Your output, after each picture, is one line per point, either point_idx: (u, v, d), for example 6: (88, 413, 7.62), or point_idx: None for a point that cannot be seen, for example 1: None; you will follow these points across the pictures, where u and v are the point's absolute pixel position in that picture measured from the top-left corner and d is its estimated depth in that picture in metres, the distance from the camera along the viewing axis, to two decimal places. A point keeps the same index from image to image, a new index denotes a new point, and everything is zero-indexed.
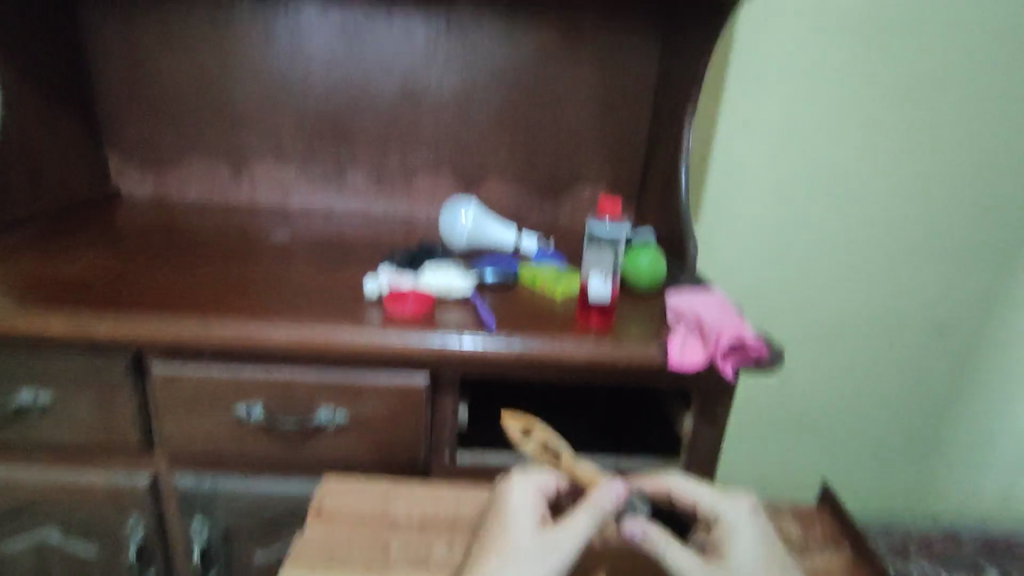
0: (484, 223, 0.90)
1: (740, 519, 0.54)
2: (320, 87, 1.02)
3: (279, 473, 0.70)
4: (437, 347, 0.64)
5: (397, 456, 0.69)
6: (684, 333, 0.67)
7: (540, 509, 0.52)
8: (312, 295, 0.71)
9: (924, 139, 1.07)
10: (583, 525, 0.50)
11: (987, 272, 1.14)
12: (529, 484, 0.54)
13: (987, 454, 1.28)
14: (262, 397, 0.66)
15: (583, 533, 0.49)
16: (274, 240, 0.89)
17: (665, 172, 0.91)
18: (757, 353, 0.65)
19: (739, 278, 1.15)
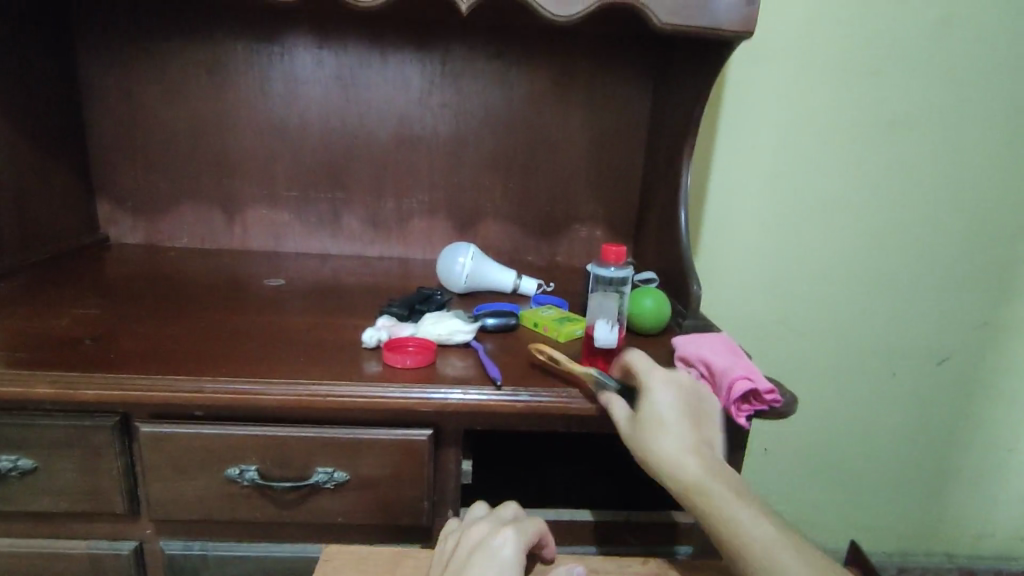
0: (484, 264, 0.86)
1: (666, 388, 0.54)
2: (315, 132, 1.02)
3: (270, 539, 0.64)
4: (440, 402, 0.59)
5: (398, 518, 0.63)
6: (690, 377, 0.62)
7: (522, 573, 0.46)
8: (310, 347, 0.67)
9: (922, 175, 1.06)
10: None
11: (991, 303, 1.13)
12: (512, 537, 0.47)
13: (995, 487, 1.25)
14: (256, 458, 0.60)
15: None
16: (266, 288, 0.88)
17: (665, 209, 0.89)
18: (771, 399, 0.59)
19: (743, 314, 1.13)
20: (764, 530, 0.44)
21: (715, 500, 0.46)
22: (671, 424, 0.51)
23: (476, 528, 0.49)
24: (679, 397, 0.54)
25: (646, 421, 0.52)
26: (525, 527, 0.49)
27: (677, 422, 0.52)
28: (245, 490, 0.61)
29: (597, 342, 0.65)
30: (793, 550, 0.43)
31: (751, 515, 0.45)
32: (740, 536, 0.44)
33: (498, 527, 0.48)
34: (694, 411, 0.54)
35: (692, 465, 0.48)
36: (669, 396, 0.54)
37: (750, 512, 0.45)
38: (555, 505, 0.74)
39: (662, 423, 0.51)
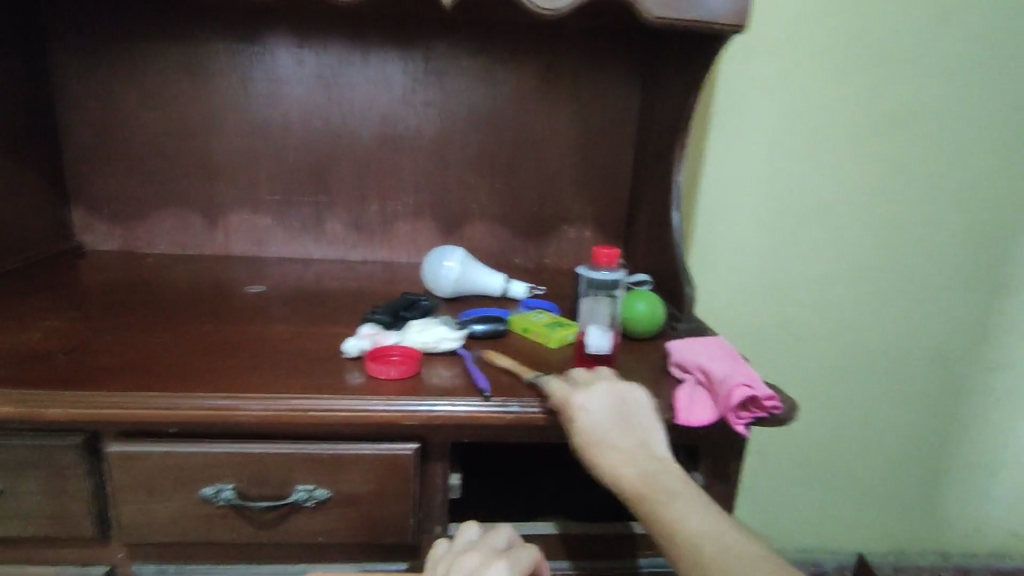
0: (472, 267, 0.84)
1: (583, 409, 0.53)
2: (296, 134, 0.99)
3: (249, 560, 0.61)
4: (425, 414, 0.56)
5: (384, 536, 0.60)
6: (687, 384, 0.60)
7: None
8: (289, 357, 0.64)
9: (916, 171, 1.04)
10: None
11: (987, 300, 1.11)
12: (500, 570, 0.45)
13: (992, 485, 1.24)
14: (232, 477, 0.57)
15: None
16: (246, 295, 0.84)
17: (657, 208, 0.87)
18: (771, 406, 0.57)
19: (737, 314, 1.11)
20: (700, 525, 0.44)
21: (653, 504, 0.46)
22: (609, 434, 0.51)
23: (464, 560, 0.46)
24: (610, 402, 0.53)
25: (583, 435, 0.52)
26: (516, 556, 0.47)
27: (605, 438, 0.51)
28: (221, 511, 0.58)
29: (590, 349, 0.62)
30: (728, 540, 0.43)
31: (689, 513, 0.45)
32: (678, 537, 0.44)
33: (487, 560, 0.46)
34: (620, 415, 0.53)
35: (630, 473, 0.48)
36: (601, 405, 0.53)
37: (687, 510, 0.45)
38: (547, 519, 0.71)
39: (599, 433, 0.51)
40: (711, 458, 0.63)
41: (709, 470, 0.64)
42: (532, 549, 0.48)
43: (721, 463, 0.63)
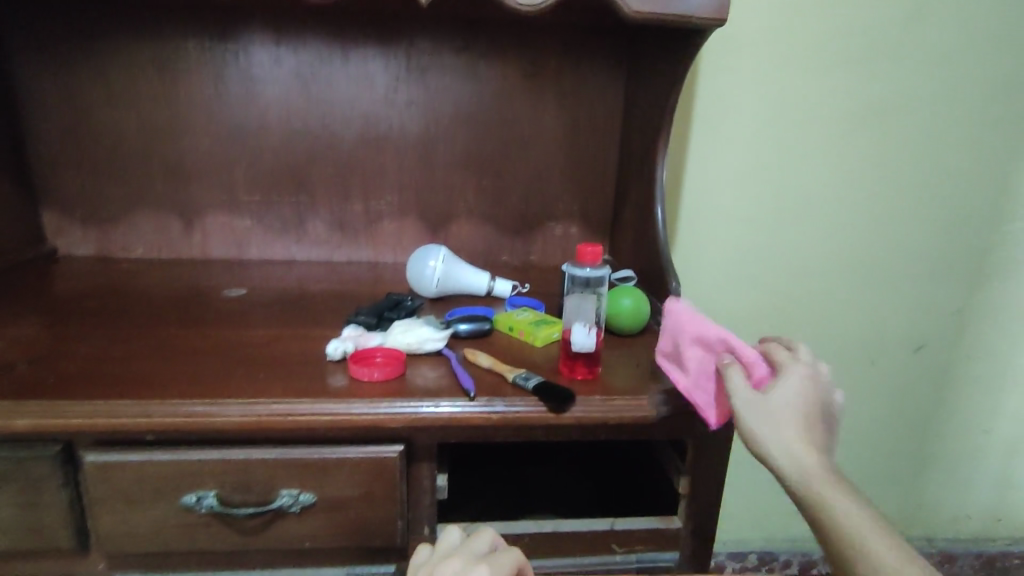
0: (456, 266, 0.83)
1: (796, 383, 0.49)
2: (277, 134, 0.97)
3: (234, 567, 0.60)
4: (410, 415, 0.56)
5: (371, 539, 0.59)
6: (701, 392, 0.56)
7: None
8: (270, 361, 0.63)
9: (897, 163, 1.05)
10: None
11: (966, 289, 1.13)
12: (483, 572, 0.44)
13: (974, 471, 1.27)
14: (215, 484, 0.56)
15: None
16: (226, 298, 0.83)
17: (641, 204, 0.87)
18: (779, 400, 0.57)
19: (722, 308, 1.11)
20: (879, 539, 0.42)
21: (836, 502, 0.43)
22: (800, 420, 0.48)
23: (447, 564, 0.46)
24: (812, 387, 0.50)
25: (765, 416, 0.48)
26: (500, 561, 0.46)
27: (800, 415, 0.48)
28: (204, 519, 0.57)
29: (574, 346, 0.61)
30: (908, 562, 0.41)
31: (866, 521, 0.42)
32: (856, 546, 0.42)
33: (470, 563, 0.45)
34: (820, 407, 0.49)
35: (814, 466, 0.45)
36: (800, 386, 0.49)
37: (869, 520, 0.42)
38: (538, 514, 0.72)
39: (786, 417, 0.48)
40: (699, 454, 0.63)
41: (696, 465, 0.64)
42: (517, 553, 0.48)
43: (709, 458, 0.63)
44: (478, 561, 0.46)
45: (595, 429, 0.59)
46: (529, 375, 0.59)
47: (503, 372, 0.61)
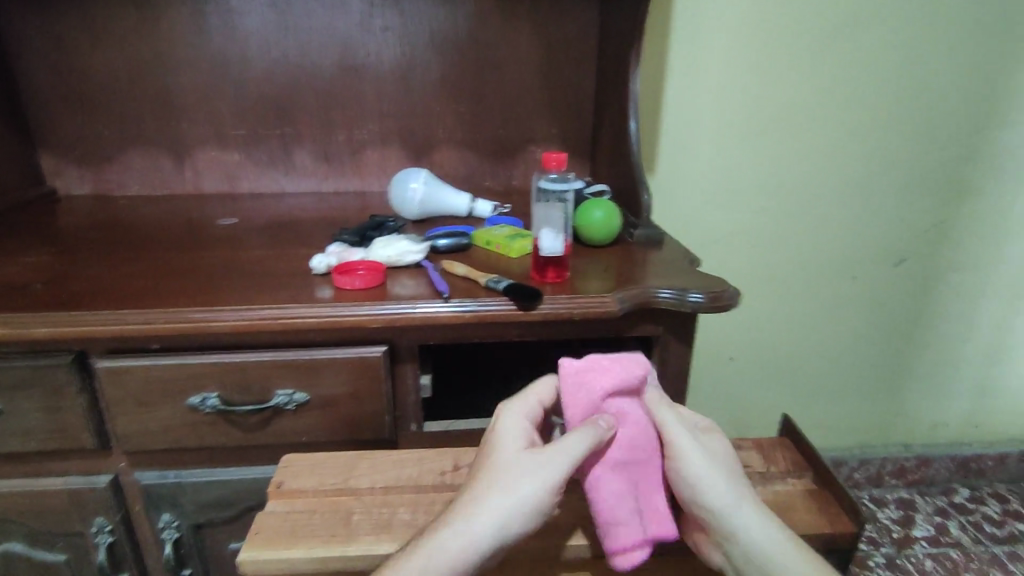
0: (437, 189, 0.86)
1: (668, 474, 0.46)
2: (259, 65, 0.98)
3: (241, 462, 0.66)
4: (389, 316, 0.60)
5: (362, 432, 0.65)
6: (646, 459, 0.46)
7: (528, 435, 0.44)
8: (261, 277, 0.68)
9: (880, 72, 1.05)
10: (575, 444, 0.42)
11: (946, 197, 1.14)
12: (517, 415, 0.46)
13: (951, 377, 1.31)
14: (217, 385, 0.62)
15: (575, 454, 0.42)
16: (218, 227, 0.87)
17: (617, 120, 0.88)
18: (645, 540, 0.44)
19: (704, 226, 1.14)
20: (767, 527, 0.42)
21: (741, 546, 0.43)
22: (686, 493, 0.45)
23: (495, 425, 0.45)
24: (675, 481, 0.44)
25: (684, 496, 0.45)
26: (528, 399, 0.47)
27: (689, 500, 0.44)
28: (209, 418, 0.63)
29: (543, 252, 0.65)
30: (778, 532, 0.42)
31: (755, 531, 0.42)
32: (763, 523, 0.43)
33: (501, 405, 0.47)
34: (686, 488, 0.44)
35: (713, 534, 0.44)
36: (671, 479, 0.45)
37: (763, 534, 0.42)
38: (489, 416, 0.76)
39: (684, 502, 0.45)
40: (662, 348, 0.68)
41: (660, 358, 0.68)
42: (543, 392, 0.48)
43: (673, 352, 0.68)
44: (511, 403, 0.47)
45: (563, 327, 0.64)
46: (501, 279, 0.63)
47: (477, 277, 0.65)
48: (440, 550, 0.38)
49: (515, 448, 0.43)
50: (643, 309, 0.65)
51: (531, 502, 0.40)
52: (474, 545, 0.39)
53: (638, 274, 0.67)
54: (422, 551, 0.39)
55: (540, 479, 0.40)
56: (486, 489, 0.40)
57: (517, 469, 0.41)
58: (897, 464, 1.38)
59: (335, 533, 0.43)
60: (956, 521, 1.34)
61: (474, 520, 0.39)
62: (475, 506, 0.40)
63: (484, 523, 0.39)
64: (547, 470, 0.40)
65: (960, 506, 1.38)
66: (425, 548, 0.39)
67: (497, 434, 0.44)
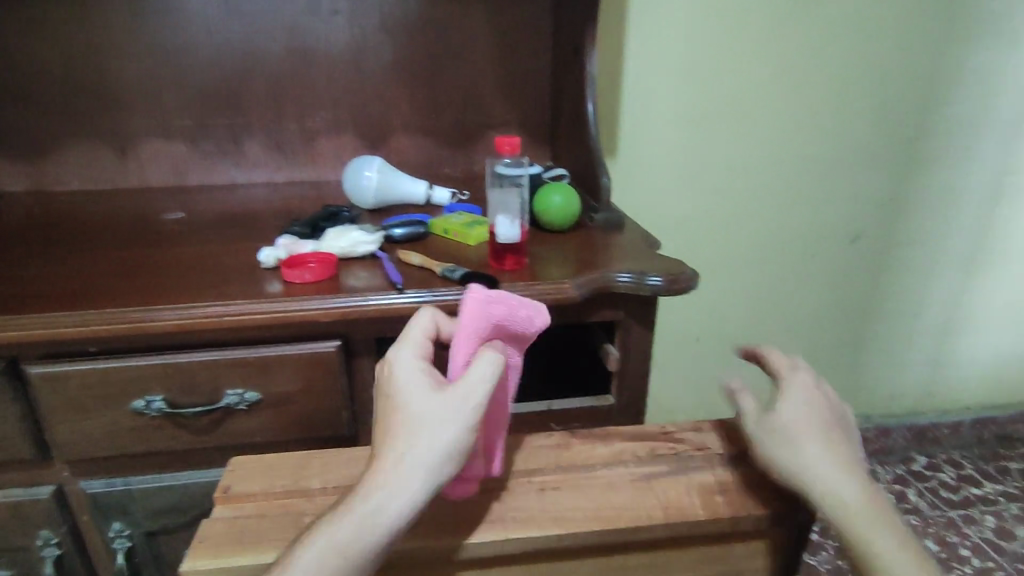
0: (393, 177, 0.83)
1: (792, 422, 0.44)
2: (203, 52, 0.94)
3: (193, 465, 0.64)
4: (341, 310, 0.59)
5: (319, 429, 0.63)
6: (509, 404, 0.46)
7: (430, 373, 0.41)
8: (207, 272, 0.65)
9: (834, 52, 1.06)
10: (487, 374, 0.40)
11: (900, 174, 1.17)
12: (411, 354, 0.42)
13: (907, 350, 1.35)
14: (162, 388, 0.59)
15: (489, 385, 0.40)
16: (165, 223, 0.83)
17: (574, 102, 0.87)
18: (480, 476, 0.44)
19: (667, 209, 1.14)
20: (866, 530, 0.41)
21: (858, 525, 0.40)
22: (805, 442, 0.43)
23: (390, 367, 0.42)
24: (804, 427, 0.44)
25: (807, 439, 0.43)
26: (414, 335, 0.44)
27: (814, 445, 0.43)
28: (156, 422, 0.60)
29: (500, 239, 0.64)
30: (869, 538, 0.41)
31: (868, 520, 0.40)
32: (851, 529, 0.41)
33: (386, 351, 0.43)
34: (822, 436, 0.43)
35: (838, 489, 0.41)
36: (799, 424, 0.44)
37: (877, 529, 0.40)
38: None
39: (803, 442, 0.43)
40: (624, 332, 0.67)
41: (622, 343, 0.68)
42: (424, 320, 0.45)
43: (635, 336, 0.67)
44: (397, 345, 0.43)
45: None
46: (456, 267, 0.62)
47: (432, 266, 0.63)
48: (377, 514, 0.37)
49: (419, 392, 0.40)
50: (603, 294, 0.64)
51: (458, 444, 0.38)
52: (414, 500, 0.37)
53: (598, 260, 0.66)
54: (359, 520, 0.37)
55: (458, 419, 0.39)
56: (407, 444, 0.38)
57: (436, 415, 0.39)
58: (859, 436, 1.41)
59: (285, 536, 0.42)
60: (915, 488, 1.38)
61: (405, 480, 0.37)
62: (402, 463, 0.38)
63: (418, 478, 0.37)
64: (467, 412, 0.39)
65: (917, 474, 1.43)
66: (359, 517, 0.37)
67: (393, 381, 0.41)
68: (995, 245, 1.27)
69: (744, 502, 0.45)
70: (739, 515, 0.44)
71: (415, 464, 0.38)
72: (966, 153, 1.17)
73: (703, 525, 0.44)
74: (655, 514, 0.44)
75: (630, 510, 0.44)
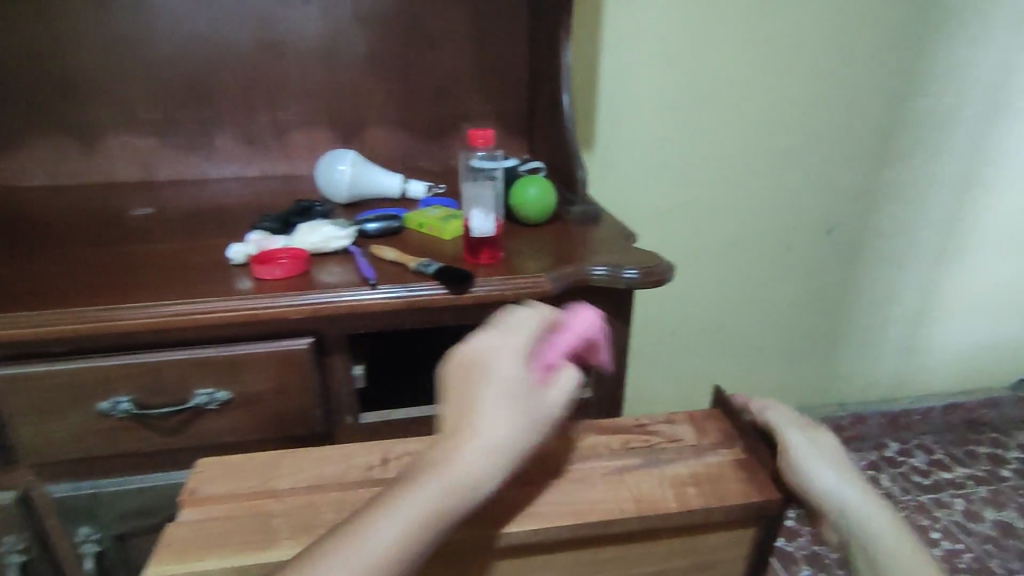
0: (367, 170, 0.82)
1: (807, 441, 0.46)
2: (170, 42, 0.92)
3: (163, 467, 0.63)
4: (313, 306, 0.58)
5: (293, 428, 0.62)
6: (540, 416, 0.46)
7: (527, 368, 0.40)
8: (174, 270, 0.63)
9: (808, 44, 1.07)
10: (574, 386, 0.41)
11: (873, 166, 1.18)
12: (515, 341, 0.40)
13: (880, 338, 1.38)
14: (128, 389, 0.58)
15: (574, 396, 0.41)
16: (131, 218, 0.81)
17: (550, 94, 0.86)
18: None
19: (645, 201, 1.14)
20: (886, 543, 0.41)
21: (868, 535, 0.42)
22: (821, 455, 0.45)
23: (491, 349, 0.40)
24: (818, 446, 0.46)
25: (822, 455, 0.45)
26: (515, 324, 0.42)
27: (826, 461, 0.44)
28: (123, 423, 0.59)
29: (474, 233, 0.63)
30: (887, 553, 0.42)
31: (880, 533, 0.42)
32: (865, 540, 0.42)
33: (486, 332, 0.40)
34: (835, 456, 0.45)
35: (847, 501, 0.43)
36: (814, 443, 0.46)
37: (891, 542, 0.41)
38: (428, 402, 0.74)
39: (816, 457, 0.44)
40: (600, 325, 0.67)
41: None
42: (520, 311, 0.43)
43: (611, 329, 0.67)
44: (497, 328, 0.41)
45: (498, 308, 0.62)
46: (430, 262, 0.61)
47: (406, 261, 0.62)
48: (449, 505, 0.34)
49: (523, 384, 0.39)
50: (579, 287, 0.64)
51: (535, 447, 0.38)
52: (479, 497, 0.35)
53: (574, 253, 0.66)
54: (450, 511, 0.34)
55: (552, 421, 0.39)
56: (501, 434, 0.36)
57: (529, 413, 0.38)
58: (834, 423, 1.44)
59: (254, 539, 0.41)
60: (888, 473, 1.41)
61: (487, 473, 0.35)
62: (490, 454, 0.36)
63: (496, 473, 0.36)
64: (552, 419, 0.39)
65: (891, 459, 1.45)
66: (448, 508, 0.34)
67: (492, 366, 0.39)
68: (964, 234, 1.29)
69: (717, 493, 0.45)
70: (712, 506, 0.44)
71: (501, 459, 0.36)
72: (936, 144, 1.19)
73: (677, 518, 0.44)
74: (630, 507, 0.44)
75: (606, 502, 0.44)
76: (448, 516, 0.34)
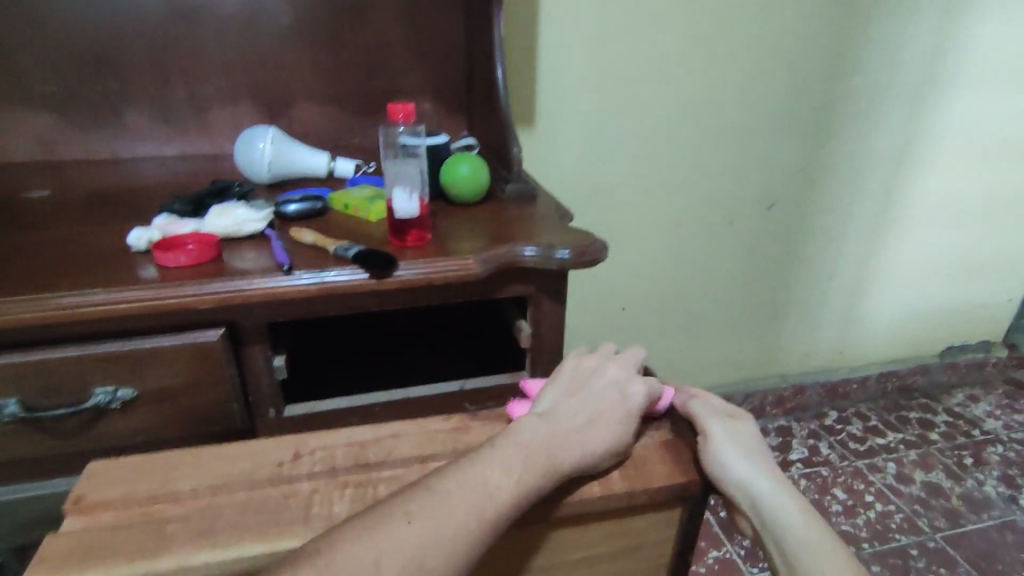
0: (289, 148, 0.77)
1: (728, 433, 0.48)
2: (68, 9, 0.83)
3: (65, 471, 0.58)
4: (221, 295, 0.54)
5: (209, 424, 0.59)
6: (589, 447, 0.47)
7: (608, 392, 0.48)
8: (68, 258, 0.58)
9: (748, 19, 1.06)
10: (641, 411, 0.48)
11: (811, 143, 1.20)
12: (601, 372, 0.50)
13: (819, 311, 1.41)
14: (15, 390, 0.52)
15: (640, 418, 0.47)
16: (27, 202, 0.74)
17: (485, 68, 0.83)
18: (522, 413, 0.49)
19: (588, 179, 1.12)
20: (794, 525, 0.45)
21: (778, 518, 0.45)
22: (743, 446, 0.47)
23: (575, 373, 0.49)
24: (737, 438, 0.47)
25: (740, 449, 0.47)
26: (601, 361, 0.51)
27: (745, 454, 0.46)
28: (13, 426, 0.54)
29: (398, 213, 0.60)
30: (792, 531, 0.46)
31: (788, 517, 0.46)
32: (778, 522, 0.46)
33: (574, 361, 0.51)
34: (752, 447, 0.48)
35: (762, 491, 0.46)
36: (734, 435, 0.47)
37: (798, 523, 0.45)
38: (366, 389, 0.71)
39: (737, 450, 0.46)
40: (535, 306, 0.65)
41: (533, 319, 0.66)
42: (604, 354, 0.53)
43: (545, 311, 0.66)
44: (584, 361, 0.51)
45: (426, 293, 0.59)
46: (351, 245, 0.58)
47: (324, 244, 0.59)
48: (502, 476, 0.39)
49: (599, 399, 0.47)
50: (510, 269, 0.62)
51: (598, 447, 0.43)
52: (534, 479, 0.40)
53: (506, 233, 0.64)
54: (541, 475, 0.41)
55: (614, 429, 0.45)
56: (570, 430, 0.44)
57: (599, 421, 0.45)
58: (776, 395, 1.48)
59: (146, 549, 0.38)
60: (827, 441, 1.45)
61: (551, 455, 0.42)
62: (559, 441, 0.43)
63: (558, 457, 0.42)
64: (619, 428, 0.45)
65: (829, 428, 1.50)
66: (521, 474, 0.40)
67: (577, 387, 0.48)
68: (897, 210, 1.33)
69: (643, 476, 0.44)
70: (636, 489, 0.43)
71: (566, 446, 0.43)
72: (871, 121, 1.21)
73: (600, 503, 0.43)
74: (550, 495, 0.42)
75: None
76: (536, 484, 0.40)
